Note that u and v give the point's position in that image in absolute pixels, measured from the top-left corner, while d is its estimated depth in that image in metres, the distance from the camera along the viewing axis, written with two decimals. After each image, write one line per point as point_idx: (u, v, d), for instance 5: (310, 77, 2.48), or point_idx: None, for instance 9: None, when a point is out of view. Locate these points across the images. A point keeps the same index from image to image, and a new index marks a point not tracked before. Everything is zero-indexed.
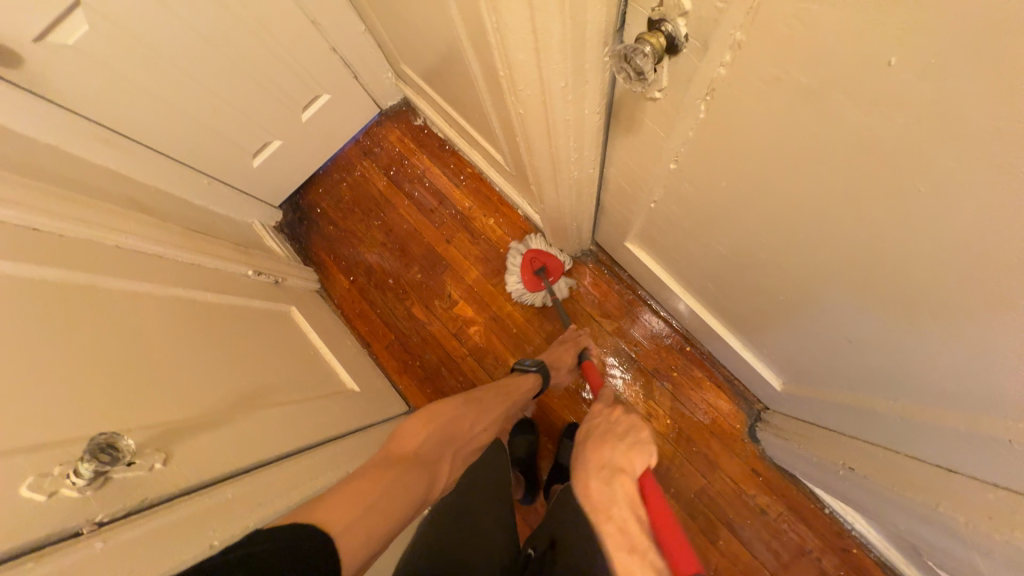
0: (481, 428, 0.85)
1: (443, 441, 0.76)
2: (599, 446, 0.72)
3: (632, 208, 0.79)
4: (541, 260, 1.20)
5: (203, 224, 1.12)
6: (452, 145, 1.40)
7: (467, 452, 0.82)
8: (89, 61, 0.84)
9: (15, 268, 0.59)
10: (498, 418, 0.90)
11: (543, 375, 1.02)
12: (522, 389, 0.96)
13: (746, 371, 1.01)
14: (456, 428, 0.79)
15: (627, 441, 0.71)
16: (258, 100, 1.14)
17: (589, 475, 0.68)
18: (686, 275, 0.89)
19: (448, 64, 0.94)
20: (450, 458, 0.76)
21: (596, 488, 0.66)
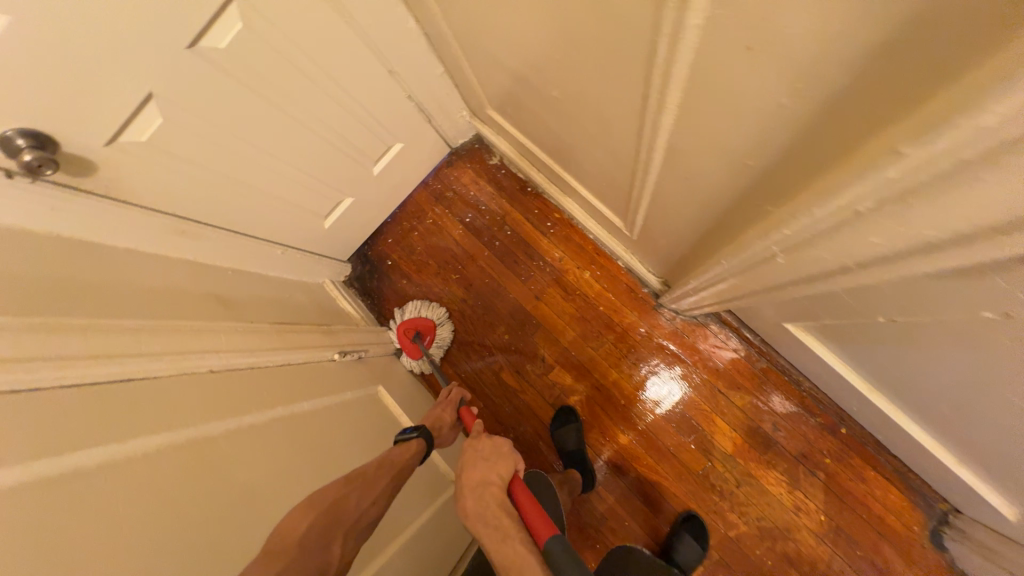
0: (369, 503, 0.68)
1: (330, 521, 0.61)
2: (469, 467, 0.76)
3: (826, 311, 0.61)
4: (412, 326, 1.22)
5: (282, 304, 1.03)
6: (535, 187, 1.24)
7: (359, 536, 0.64)
8: (163, 155, 0.74)
9: (116, 452, 0.50)
10: (384, 491, 0.71)
11: (427, 440, 0.86)
12: (408, 460, 0.79)
13: (941, 475, 0.81)
14: (335, 504, 0.63)
15: (489, 457, 0.77)
16: (330, 161, 1.02)
17: (467, 497, 0.71)
18: (884, 376, 0.70)
19: (559, 120, 0.79)
20: (340, 543, 0.60)
21: (474, 504, 0.69)
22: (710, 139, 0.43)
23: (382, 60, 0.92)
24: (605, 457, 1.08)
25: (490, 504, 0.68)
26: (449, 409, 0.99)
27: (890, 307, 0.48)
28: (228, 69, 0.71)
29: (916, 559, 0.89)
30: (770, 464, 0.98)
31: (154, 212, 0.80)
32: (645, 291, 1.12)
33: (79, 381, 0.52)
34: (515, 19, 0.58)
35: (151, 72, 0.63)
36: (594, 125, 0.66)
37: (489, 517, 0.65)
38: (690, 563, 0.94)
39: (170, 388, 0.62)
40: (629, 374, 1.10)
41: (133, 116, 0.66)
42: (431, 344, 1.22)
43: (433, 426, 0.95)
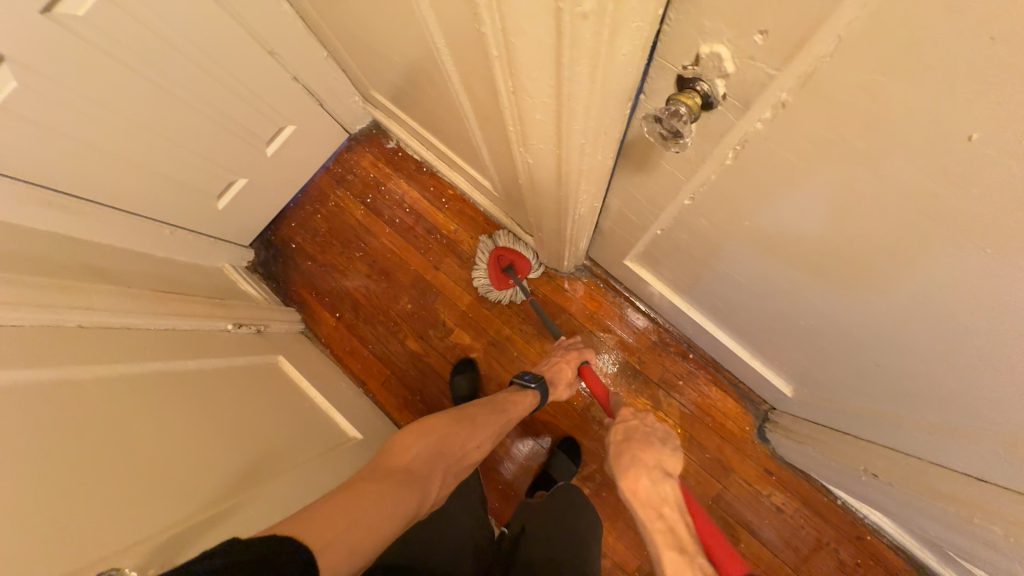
0: (474, 444, 0.86)
1: (432, 461, 0.77)
2: (645, 448, 0.80)
3: (632, 234, 0.77)
4: (507, 258, 1.21)
5: (171, 281, 1.04)
6: (430, 168, 1.35)
7: (460, 468, 0.83)
8: (22, 122, 0.75)
9: None
10: (490, 435, 0.90)
11: (541, 390, 1.03)
12: (523, 409, 0.97)
13: (754, 377, 1.02)
14: (447, 446, 0.81)
15: (667, 445, 0.82)
16: (216, 138, 1.05)
17: (638, 472, 0.76)
18: (692, 292, 0.88)
19: (424, 91, 0.90)
20: (441, 480, 0.77)
21: (647, 486, 0.75)
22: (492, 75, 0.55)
23: (261, 41, 0.98)
24: None
25: (667, 488, 0.74)
26: (572, 365, 1.08)
27: (647, 212, 0.63)
28: (91, 40, 0.74)
29: (748, 453, 1.09)
30: (639, 392, 1.15)
31: (14, 181, 0.79)
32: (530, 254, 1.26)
33: None
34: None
35: (1, 34, 0.65)
36: (440, 88, 0.77)
37: (654, 505, 0.73)
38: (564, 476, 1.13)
39: (30, 338, 0.63)
40: (521, 329, 1.23)
41: None
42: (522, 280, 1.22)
43: (551, 379, 1.05)
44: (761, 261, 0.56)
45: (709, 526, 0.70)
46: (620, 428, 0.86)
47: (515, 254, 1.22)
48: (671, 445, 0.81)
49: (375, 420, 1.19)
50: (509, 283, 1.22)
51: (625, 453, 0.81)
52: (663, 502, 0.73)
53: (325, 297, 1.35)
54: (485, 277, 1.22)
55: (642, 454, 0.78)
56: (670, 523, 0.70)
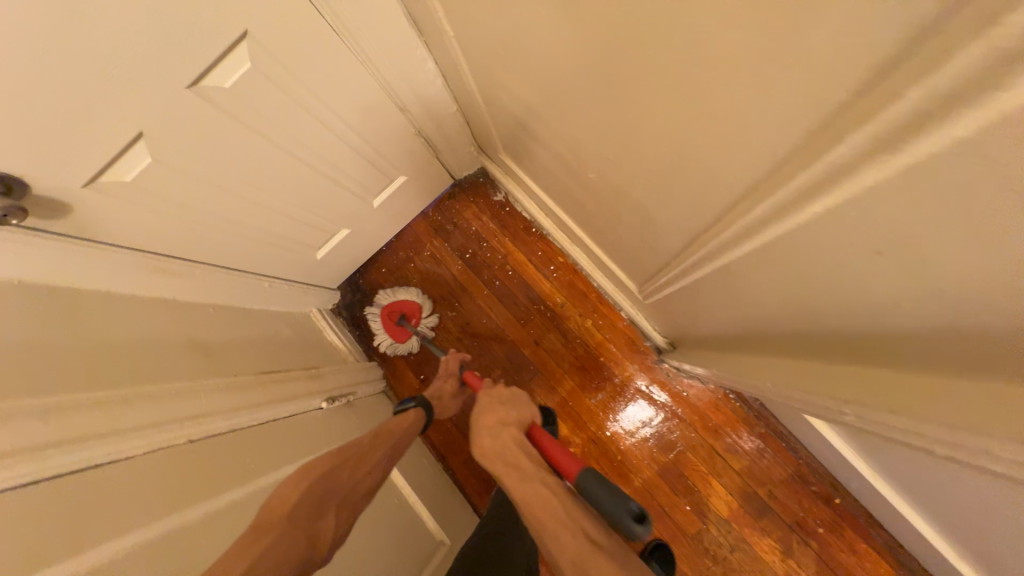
0: (363, 470, 0.66)
1: (321, 491, 0.58)
2: (488, 415, 0.81)
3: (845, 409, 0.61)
4: (397, 310, 1.20)
5: (267, 344, 0.96)
6: (541, 229, 1.22)
7: (358, 503, 0.63)
8: (147, 195, 0.67)
9: (90, 558, 0.44)
10: (382, 459, 0.71)
11: (426, 409, 0.88)
12: (404, 430, 0.79)
13: (930, 555, 0.82)
14: (330, 473, 0.61)
15: (508, 404, 0.84)
16: (328, 194, 0.96)
17: (483, 437, 0.77)
18: (896, 471, 0.70)
19: (578, 182, 0.76)
20: (334, 515, 0.58)
21: (491, 444, 0.74)
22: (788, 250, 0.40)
23: (394, 96, 0.87)
24: None
25: (508, 439, 0.74)
26: (452, 380, 1.02)
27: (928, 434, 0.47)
28: (229, 109, 0.65)
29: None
30: (765, 532, 0.97)
31: (129, 251, 0.72)
32: (647, 344, 1.11)
33: (31, 479, 0.44)
34: (561, 87, 0.55)
35: (140, 111, 0.56)
36: (631, 200, 0.63)
37: (509, 457, 0.71)
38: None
39: (141, 471, 0.55)
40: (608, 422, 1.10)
41: (118, 156, 0.59)
42: (416, 325, 1.20)
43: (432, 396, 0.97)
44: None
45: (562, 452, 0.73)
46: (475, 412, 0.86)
47: (399, 303, 1.21)
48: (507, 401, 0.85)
49: (456, 509, 1.08)
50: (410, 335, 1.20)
51: (475, 424, 0.81)
52: (511, 452, 0.71)
53: (411, 355, 1.27)
54: (381, 336, 1.20)
55: (480, 418, 0.80)
56: (512, 462, 0.69)
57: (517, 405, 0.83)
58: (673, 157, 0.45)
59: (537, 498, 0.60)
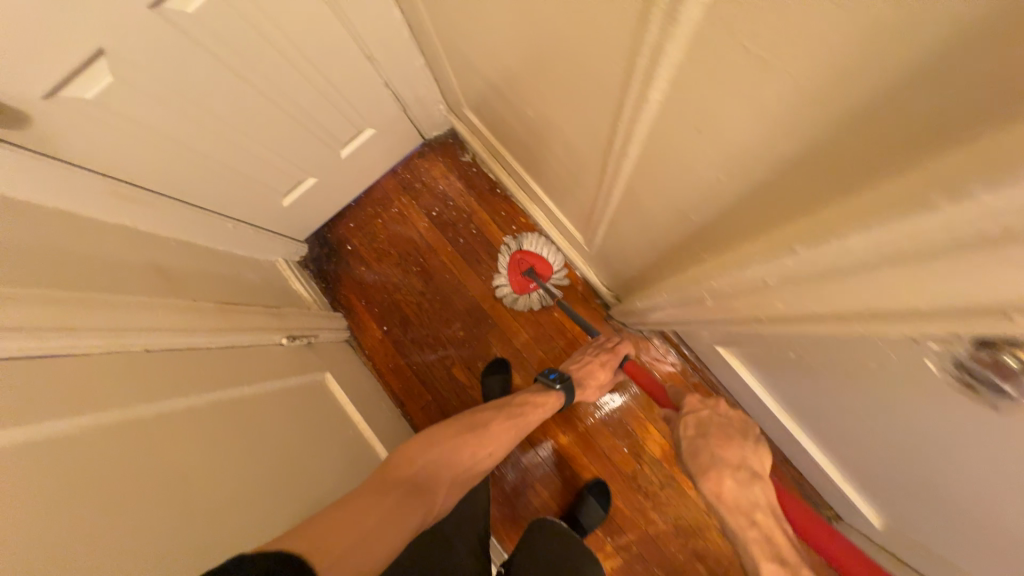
0: (485, 453, 0.83)
1: (438, 470, 0.75)
2: (724, 446, 0.73)
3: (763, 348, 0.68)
4: (529, 261, 1.18)
5: (230, 282, 0.99)
6: (505, 190, 1.27)
7: (468, 479, 0.80)
8: (107, 116, 0.69)
9: (50, 429, 0.49)
10: (506, 442, 0.87)
11: (569, 390, 0.98)
12: (549, 412, 0.95)
13: (826, 485, 0.94)
14: (454, 456, 0.78)
15: (748, 440, 0.74)
16: (293, 139, 0.98)
17: (721, 475, 0.69)
18: (793, 404, 0.79)
19: (530, 132, 0.81)
20: (447, 489, 0.75)
21: (732, 488, 0.68)
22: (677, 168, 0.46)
23: (360, 44, 0.90)
24: (545, 453, 1.17)
25: (751, 493, 0.67)
26: (608, 364, 1.01)
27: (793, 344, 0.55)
28: (193, 36, 0.68)
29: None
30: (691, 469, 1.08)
31: (92, 172, 0.73)
32: (598, 301, 1.19)
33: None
34: (501, 26, 0.58)
35: (103, 25, 0.58)
36: (568, 142, 0.68)
37: (743, 506, 0.66)
38: (592, 524, 1.08)
39: (94, 368, 0.58)
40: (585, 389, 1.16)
41: (78, 71, 0.61)
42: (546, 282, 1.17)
43: (581, 377, 1.01)
44: (933, 445, 0.48)
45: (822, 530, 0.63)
46: (694, 424, 0.79)
47: (535, 257, 1.18)
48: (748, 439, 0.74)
49: None
50: (530, 287, 1.19)
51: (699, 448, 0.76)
52: (755, 509, 0.66)
53: (375, 308, 1.31)
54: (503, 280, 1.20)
55: (724, 455, 0.70)
56: (766, 534, 0.64)
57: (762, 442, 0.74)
58: (587, 86, 0.50)
59: (763, 553, 0.62)
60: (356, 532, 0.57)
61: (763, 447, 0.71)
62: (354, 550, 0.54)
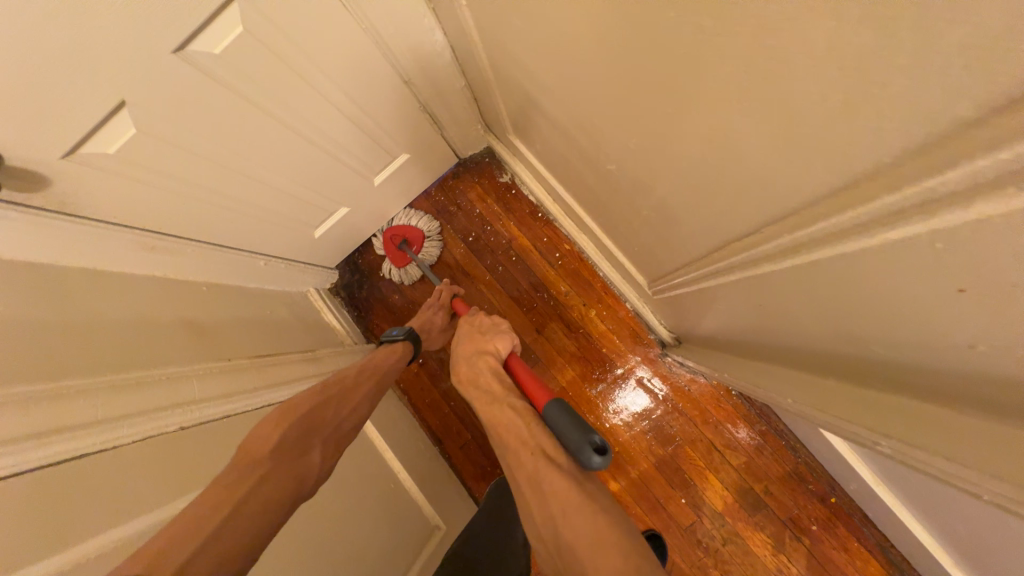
0: (350, 410, 0.67)
1: (306, 428, 0.58)
2: (471, 343, 0.78)
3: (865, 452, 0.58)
4: (400, 235, 1.18)
5: (262, 325, 0.93)
6: (547, 214, 1.17)
7: (343, 438, 0.63)
8: (132, 169, 0.63)
9: (87, 551, 0.43)
10: (365, 400, 0.71)
11: (413, 341, 0.91)
12: (394, 363, 0.82)
13: (925, 559, 0.82)
14: (315, 415, 0.61)
15: (491, 334, 0.79)
16: (326, 171, 0.91)
17: (461, 364, 0.74)
18: (903, 482, 0.68)
19: (593, 170, 0.72)
20: (322, 446, 0.58)
21: (467, 369, 0.72)
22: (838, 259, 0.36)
23: (398, 68, 0.82)
24: None
25: (486, 370, 0.70)
26: (440, 312, 1.01)
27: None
28: (218, 77, 0.60)
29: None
30: (759, 526, 0.98)
31: (120, 228, 0.68)
32: (651, 337, 1.09)
33: (29, 468, 0.43)
34: (580, 65, 0.50)
35: (122, 76, 0.51)
36: (652, 192, 0.58)
37: (485, 381, 0.67)
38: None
39: (134, 461, 0.53)
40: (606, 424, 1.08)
41: (99, 127, 0.54)
42: (419, 255, 1.20)
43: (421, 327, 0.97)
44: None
45: (539, 388, 0.65)
46: (456, 339, 0.83)
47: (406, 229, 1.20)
48: (493, 334, 0.79)
49: (453, 494, 1.08)
50: (408, 260, 1.20)
51: (457, 352, 0.79)
52: (482, 376, 0.69)
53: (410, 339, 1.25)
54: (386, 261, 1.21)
55: (463, 350, 0.76)
56: (485, 387, 0.65)
57: (500, 333, 0.78)
58: (707, 150, 0.41)
59: (505, 418, 0.56)
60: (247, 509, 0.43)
61: (500, 336, 0.77)
62: (225, 522, 0.41)
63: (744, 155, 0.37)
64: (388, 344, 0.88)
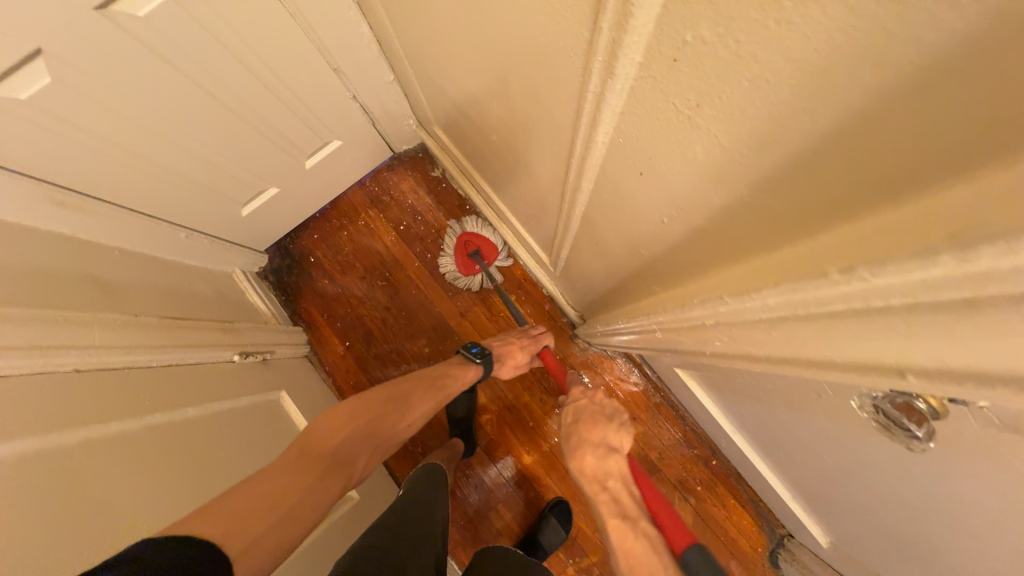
0: (405, 424, 0.85)
1: (361, 438, 0.76)
2: (591, 428, 0.85)
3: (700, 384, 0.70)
4: (474, 243, 1.21)
5: (178, 295, 0.93)
6: (473, 207, 1.27)
7: (389, 447, 0.83)
8: (43, 118, 0.64)
9: None
10: (425, 412, 0.89)
11: (488, 365, 0.98)
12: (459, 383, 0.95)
13: (779, 503, 0.96)
14: (374, 429, 0.78)
15: (613, 422, 0.87)
16: (254, 148, 0.95)
17: (585, 451, 0.82)
18: (748, 426, 0.81)
19: (495, 154, 0.82)
20: (367, 452, 0.77)
21: (593, 463, 0.81)
22: (635, 198, 0.47)
23: (327, 56, 0.89)
24: (509, 474, 1.16)
25: (610, 473, 0.79)
26: (528, 351, 1.04)
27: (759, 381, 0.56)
28: (144, 39, 0.65)
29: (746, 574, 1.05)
30: None
31: (29, 178, 0.68)
32: (563, 319, 1.20)
33: None
34: (466, 56, 0.60)
35: (42, 23, 0.54)
36: (532, 167, 0.69)
37: (613, 490, 0.78)
38: (553, 545, 1.07)
39: (16, 390, 0.53)
40: (539, 396, 1.20)
41: (11, 70, 0.56)
42: (490, 265, 1.21)
43: (500, 358, 1.02)
44: (875, 478, 0.49)
45: (667, 512, 0.73)
46: (571, 415, 0.90)
47: (481, 239, 1.21)
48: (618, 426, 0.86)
49: (373, 471, 1.10)
50: (474, 269, 1.22)
51: (576, 435, 0.86)
52: (608, 478, 0.79)
53: (338, 322, 1.27)
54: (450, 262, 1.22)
55: (586, 437, 0.84)
56: (614, 497, 0.77)
57: (623, 428, 0.85)
58: (550, 120, 0.51)
59: (638, 550, 0.71)
60: (262, 517, 0.56)
61: (623, 429, 0.85)
62: (272, 526, 0.56)
63: (569, 121, 0.48)
64: (465, 365, 0.97)
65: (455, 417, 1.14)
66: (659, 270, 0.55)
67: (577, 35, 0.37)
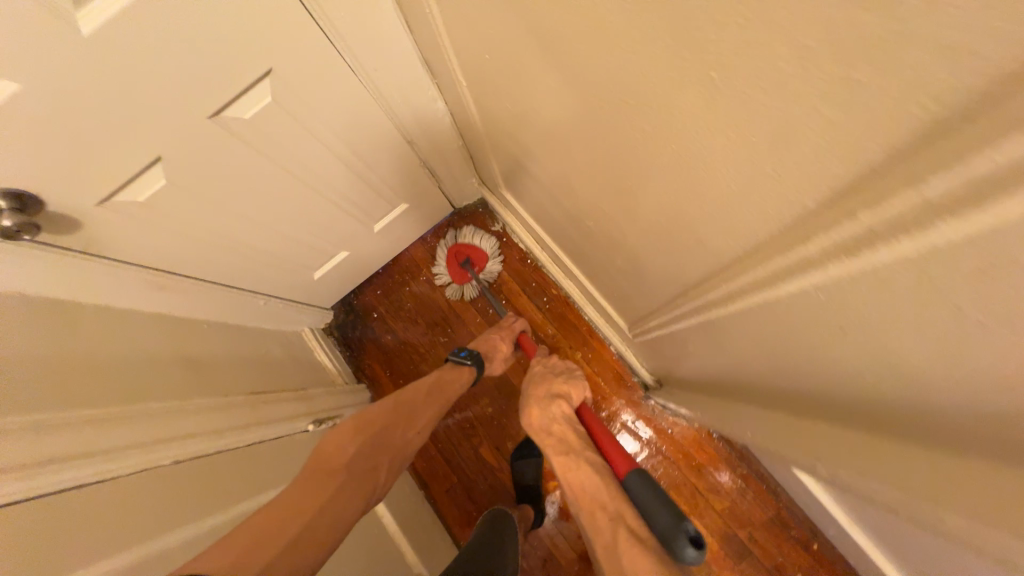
0: (415, 433, 0.83)
1: (372, 453, 0.74)
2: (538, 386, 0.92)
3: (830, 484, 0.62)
4: (465, 252, 1.23)
5: (258, 363, 0.96)
6: (535, 261, 1.25)
7: (403, 459, 0.80)
8: (156, 215, 0.68)
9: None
10: (432, 419, 0.87)
11: (479, 365, 0.99)
12: (458, 389, 0.94)
13: None
14: (384, 438, 0.77)
15: (562, 377, 0.93)
16: (330, 219, 0.98)
17: (534, 406, 0.87)
18: (872, 524, 0.71)
19: (574, 224, 0.80)
20: (382, 469, 0.75)
21: (540, 413, 0.85)
22: (773, 322, 0.42)
23: (403, 131, 0.92)
24: (581, 548, 1.08)
25: (558, 416, 0.83)
26: (507, 342, 1.07)
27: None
28: (246, 137, 0.68)
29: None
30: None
31: (137, 267, 0.72)
32: (634, 380, 1.13)
33: (28, 495, 0.45)
34: (566, 146, 0.59)
35: (162, 138, 0.59)
36: (624, 247, 0.66)
37: (561, 432, 0.80)
38: None
39: (122, 494, 0.54)
40: None
41: (134, 178, 0.61)
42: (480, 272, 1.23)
43: (487, 353, 1.03)
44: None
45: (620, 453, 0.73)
46: (528, 380, 0.97)
47: (471, 248, 1.23)
48: (565, 378, 0.91)
49: (439, 542, 1.06)
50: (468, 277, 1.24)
51: (528, 395, 0.92)
52: (553, 422, 0.83)
53: (400, 379, 1.27)
54: (445, 272, 1.25)
55: (533, 392, 0.89)
56: (560, 436, 0.80)
57: (573, 380, 0.91)
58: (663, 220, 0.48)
59: (582, 478, 0.71)
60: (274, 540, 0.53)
61: (570, 381, 0.90)
62: (287, 550, 0.53)
63: (699, 232, 0.44)
64: (455, 368, 0.97)
65: (523, 484, 1.09)
66: (789, 383, 0.48)
67: (731, 167, 0.33)
